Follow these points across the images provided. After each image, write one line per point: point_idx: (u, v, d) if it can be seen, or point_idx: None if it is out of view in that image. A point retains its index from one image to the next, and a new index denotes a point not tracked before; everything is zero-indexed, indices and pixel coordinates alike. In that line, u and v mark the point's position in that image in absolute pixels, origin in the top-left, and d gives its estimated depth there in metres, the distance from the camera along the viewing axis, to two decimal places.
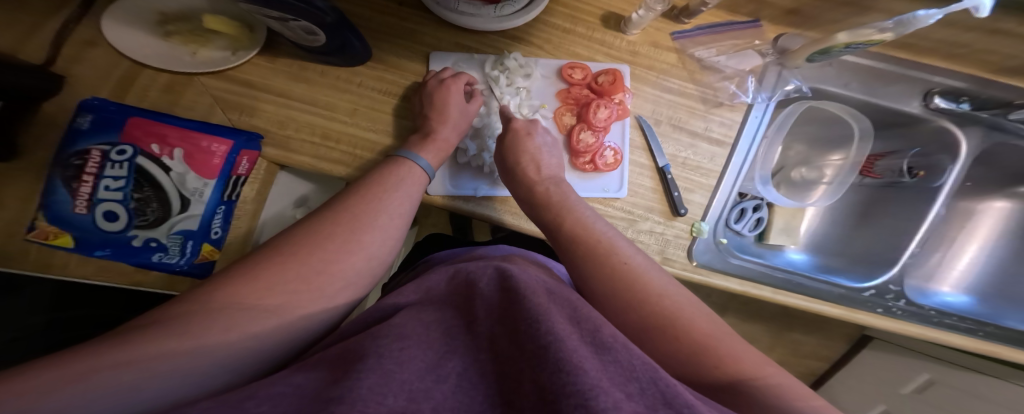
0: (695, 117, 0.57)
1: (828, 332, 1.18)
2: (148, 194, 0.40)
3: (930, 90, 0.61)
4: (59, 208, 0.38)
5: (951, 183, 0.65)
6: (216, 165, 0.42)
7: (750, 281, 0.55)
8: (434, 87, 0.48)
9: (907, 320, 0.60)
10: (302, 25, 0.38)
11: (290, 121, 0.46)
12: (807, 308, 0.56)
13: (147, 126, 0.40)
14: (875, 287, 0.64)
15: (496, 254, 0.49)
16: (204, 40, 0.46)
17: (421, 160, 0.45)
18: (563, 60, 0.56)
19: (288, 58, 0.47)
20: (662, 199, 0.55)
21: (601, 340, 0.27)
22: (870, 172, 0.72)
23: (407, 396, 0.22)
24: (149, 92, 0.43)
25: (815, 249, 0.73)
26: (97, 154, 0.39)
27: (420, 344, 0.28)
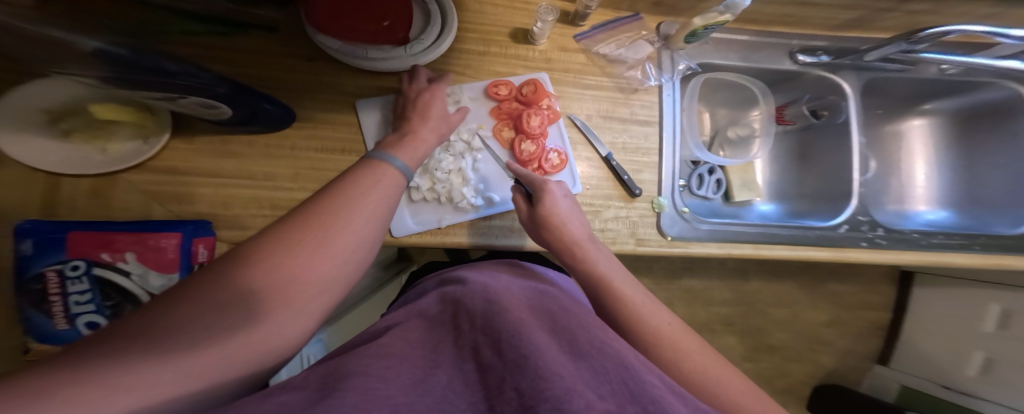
0: (619, 106, 0.61)
1: (866, 277, 1.25)
2: (119, 301, 0.42)
3: (792, 50, 0.66)
4: (43, 328, 0.39)
5: (853, 115, 0.70)
6: (172, 259, 0.42)
7: (728, 242, 0.59)
8: (417, 93, 0.51)
9: (894, 247, 0.63)
10: (194, 100, 0.40)
11: (233, 200, 0.47)
12: (790, 256, 0.59)
13: (91, 237, 0.40)
14: (847, 222, 0.67)
15: (476, 272, 0.53)
16: (106, 135, 0.44)
17: (395, 161, 0.41)
18: (488, 80, 0.58)
19: (206, 134, 0.48)
20: (615, 184, 0.58)
21: (577, 350, 0.33)
22: (784, 121, 0.77)
23: (389, 408, 0.25)
24: (78, 199, 0.43)
25: (781, 196, 0.78)
26: (54, 274, 0.39)
27: (405, 362, 0.32)
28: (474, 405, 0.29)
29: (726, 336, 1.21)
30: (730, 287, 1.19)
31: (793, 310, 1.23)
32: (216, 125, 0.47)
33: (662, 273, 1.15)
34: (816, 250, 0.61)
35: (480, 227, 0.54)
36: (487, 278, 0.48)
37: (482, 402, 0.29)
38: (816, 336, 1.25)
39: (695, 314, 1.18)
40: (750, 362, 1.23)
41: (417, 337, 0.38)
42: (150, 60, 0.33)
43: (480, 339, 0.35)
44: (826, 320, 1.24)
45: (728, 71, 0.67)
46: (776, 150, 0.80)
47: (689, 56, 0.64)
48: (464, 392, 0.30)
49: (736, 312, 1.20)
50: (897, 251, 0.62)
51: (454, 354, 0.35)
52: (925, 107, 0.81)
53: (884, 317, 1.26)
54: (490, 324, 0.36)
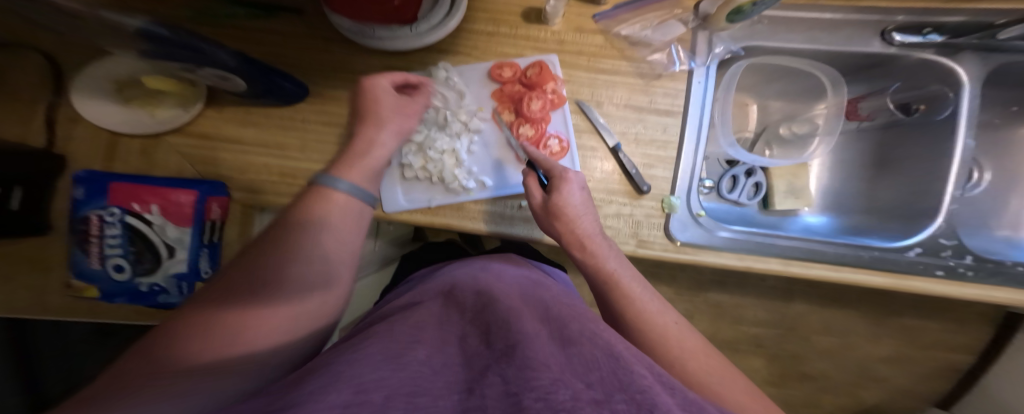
0: (636, 93, 0.56)
1: (955, 313, 1.04)
2: (140, 247, 0.47)
3: (885, 28, 0.55)
4: (81, 266, 0.47)
5: (964, 110, 0.56)
6: (188, 214, 0.48)
7: (750, 255, 0.51)
8: (366, 84, 0.44)
9: (985, 282, 0.50)
10: (212, 71, 0.44)
11: (249, 166, 0.52)
12: (828, 277, 0.51)
13: (130, 189, 0.46)
14: (921, 245, 0.55)
15: (471, 270, 0.52)
16: (156, 102, 0.50)
17: (340, 183, 0.38)
18: (491, 61, 0.56)
19: (233, 106, 0.53)
20: (622, 179, 0.53)
21: (569, 343, 0.34)
22: (857, 115, 0.67)
23: (355, 389, 0.25)
24: (131, 157, 0.50)
25: (837, 208, 0.67)
26: (96, 217, 0.46)
27: (392, 345, 0.33)
28: (451, 388, 0.29)
29: (752, 359, 1.10)
30: (766, 306, 1.06)
31: (843, 340, 1.07)
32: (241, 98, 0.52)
33: (686, 283, 1.05)
34: (866, 275, 0.51)
35: (471, 211, 0.52)
36: (484, 276, 0.49)
37: (460, 386, 0.30)
38: (865, 371, 1.09)
39: (720, 331, 1.08)
40: (775, 388, 1.11)
41: (404, 319, 0.39)
42: (185, 38, 0.37)
43: (466, 334, 0.37)
44: (883, 355, 1.07)
45: (789, 54, 0.58)
46: (840, 154, 0.70)
47: (731, 38, 0.57)
48: (442, 373, 0.31)
49: (771, 334, 1.08)
50: (983, 288, 0.50)
51: (438, 337, 0.36)
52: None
53: (964, 360, 1.05)
54: (479, 322, 0.38)
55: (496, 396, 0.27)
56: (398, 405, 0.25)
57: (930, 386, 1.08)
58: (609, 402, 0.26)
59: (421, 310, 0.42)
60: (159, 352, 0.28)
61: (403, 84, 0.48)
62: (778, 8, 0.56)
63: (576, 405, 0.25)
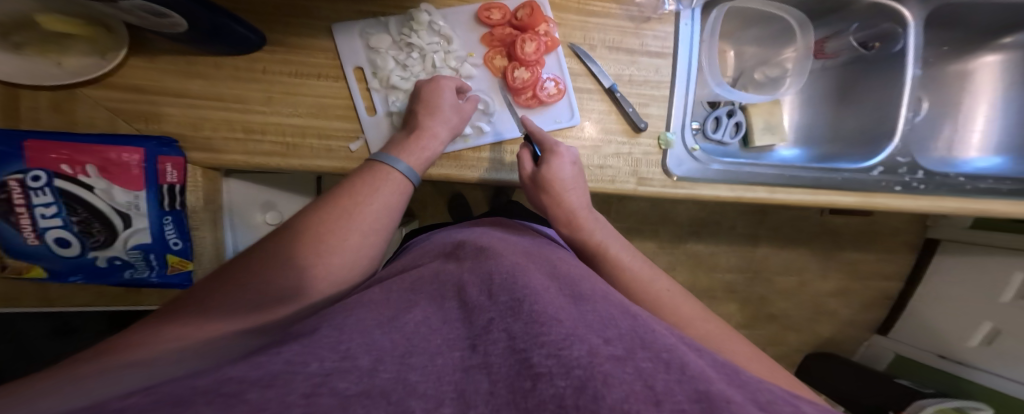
0: (628, 36, 0.55)
1: (888, 244, 1.19)
2: (84, 215, 0.41)
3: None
4: (17, 241, 0.42)
5: (912, 44, 0.62)
6: (136, 175, 0.41)
7: (740, 184, 0.53)
8: (424, 83, 0.47)
9: (930, 193, 0.57)
10: (137, 6, 0.31)
11: (202, 121, 0.43)
12: (809, 201, 0.55)
13: (50, 147, 0.38)
14: (883, 164, 0.61)
15: (465, 231, 0.49)
16: (61, 47, 0.39)
17: (399, 163, 0.42)
18: (477, 3, 0.52)
19: (169, 55, 0.42)
20: (619, 118, 0.53)
21: (579, 296, 0.31)
22: (824, 54, 0.72)
23: (340, 354, 0.21)
24: (38, 115, 0.39)
25: (809, 140, 0.73)
26: (16, 184, 0.38)
27: (379, 309, 0.28)
28: (451, 344, 0.25)
29: (727, 304, 1.19)
30: (737, 252, 1.15)
31: (800, 277, 1.19)
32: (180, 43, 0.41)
33: (668, 235, 1.12)
34: (842, 196, 0.56)
35: (469, 159, 0.50)
36: (475, 236, 0.45)
37: (464, 340, 0.26)
38: (821, 306, 1.22)
39: (698, 280, 1.15)
40: (747, 330, 1.21)
41: (396, 281, 0.35)
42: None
43: (466, 283, 0.33)
44: (834, 289, 1.21)
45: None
46: (812, 89, 0.75)
47: None
48: (443, 329, 0.27)
49: (741, 279, 1.17)
50: (932, 197, 0.57)
51: (434, 295, 0.32)
52: (1004, 41, 0.74)
53: (895, 286, 1.22)
54: (480, 272, 0.34)
55: (502, 354, 0.24)
56: (389, 368, 0.21)
57: (873, 314, 1.23)
58: (631, 360, 0.23)
59: (415, 271, 0.37)
60: (164, 323, 0.28)
61: (461, 88, 0.50)
62: None
63: (594, 362, 0.22)
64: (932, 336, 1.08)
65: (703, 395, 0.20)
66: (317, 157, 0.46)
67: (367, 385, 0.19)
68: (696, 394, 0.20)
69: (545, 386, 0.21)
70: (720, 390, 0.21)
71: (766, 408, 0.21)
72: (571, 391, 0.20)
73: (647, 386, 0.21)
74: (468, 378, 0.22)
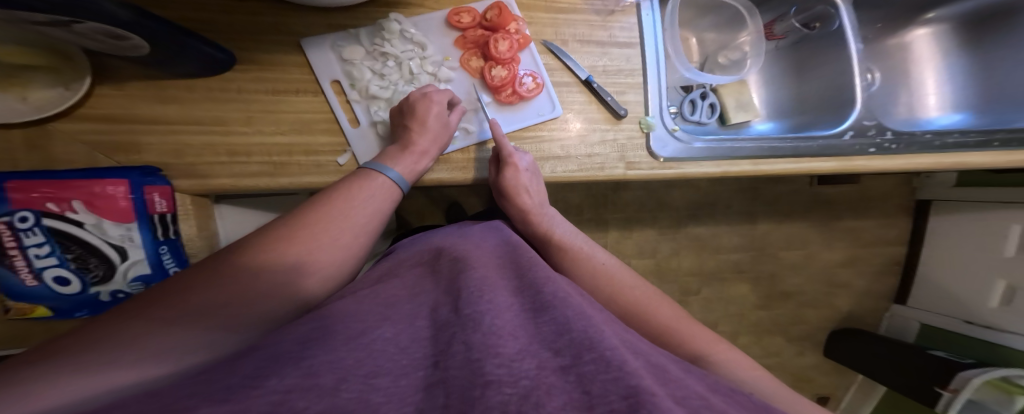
0: (597, 29, 0.57)
1: (882, 211, 1.20)
2: (79, 252, 0.41)
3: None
4: (13, 284, 0.41)
5: (847, 21, 0.66)
6: (125, 208, 0.40)
7: (725, 159, 0.54)
8: (416, 99, 0.47)
9: (903, 151, 0.58)
10: (92, 27, 0.31)
11: (185, 148, 0.43)
12: (794, 168, 0.55)
13: (36, 185, 0.37)
14: (852, 129, 0.63)
15: (447, 229, 0.49)
16: (21, 81, 0.37)
17: (390, 170, 0.44)
18: (446, 9, 0.54)
19: (137, 81, 0.42)
20: (599, 107, 0.54)
21: (541, 299, 0.30)
22: (773, 36, 0.75)
23: (304, 372, 0.20)
24: (13, 153, 0.39)
25: (780, 115, 0.75)
26: (3, 226, 0.37)
27: (346, 319, 0.28)
28: (418, 364, 0.25)
29: (740, 284, 1.18)
30: (737, 232, 1.16)
31: (803, 252, 1.19)
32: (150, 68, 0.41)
33: (667, 223, 1.12)
34: (824, 161, 0.57)
35: (459, 160, 0.52)
36: (455, 235, 0.45)
37: (428, 359, 0.26)
38: (831, 279, 1.21)
39: (702, 264, 1.15)
40: (763, 311, 1.21)
41: (375, 291, 0.34)
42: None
43: (439, 297, 0.32)
44: (838, 261, 1.21)
45: None
46: (771, 68, 0.77)
47: None
48: (410, 347, 0.27)
49: (745, 258, 1.17)
50: (907, 155, 0.58)
51: (409, 308, 0.31)
52: (930, 15, 0.78)
53: (897, 252, 1.22)
54: (451, 282, 0.33)
55: (460, 366, 0.24)
56: (352, 387, 0.21)
57: (884, 284, 1.23)
58: (572, 371, 0.24)
59: (391, 281, 0.36)
60: (140, 318, 0.26)
61: (451, 102, 0.51)
62: None
63: (540, 376, 0.23)
64: (945, 299, 1.08)
65: (633, 391, 0.21)
66: (307, 173, 0.46)
67: (328, 403, 0.19)
68: (627, 390, 0.21)
69: (492, 394, 0.21)
70: (648, 384, 0.22)
71: (684, 405, 0.21)
72: (516, 398, 0.21)
73: (583, 391, 0.22)
74: (427, 397, 0.23)
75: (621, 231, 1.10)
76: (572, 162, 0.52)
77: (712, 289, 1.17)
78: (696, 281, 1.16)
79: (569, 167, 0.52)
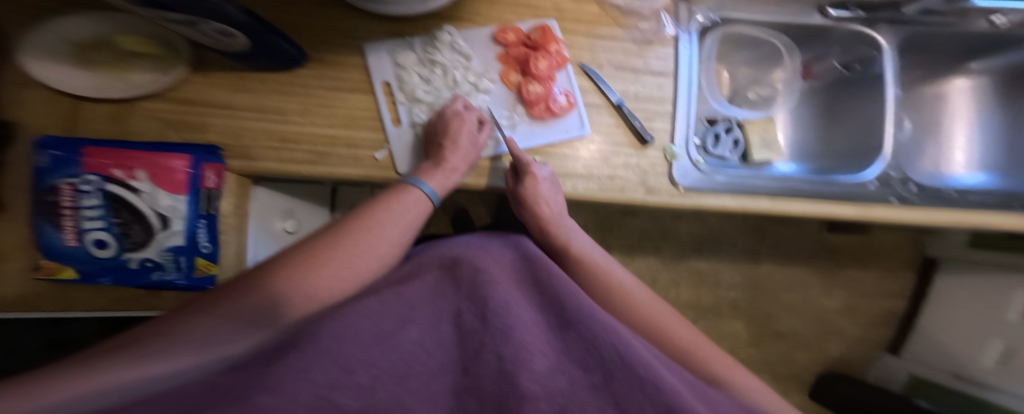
0: (632, 57, 0.59)
1: (887, 262, 1.21)
2: (126, 217, 0.42)
3: (821, 4, 0.66)
4: (54, 244, 0.41)
5: (890, 67, 0.67)
6: (180, 180, 0.42)
7: (744, 195, 0.56)
8: (449, 117, 0.50)
9: (924, 204, 0.59)
10: (218, 28, 0.36)
11: (243, 131, 0.46)
12: (812, 210, 0.57)
13: (112, 153, 0.41)
14: (878, 178, 0.64)
15: (466, 238, 0.52)
16: (127, 65, 0.43)
17: (424, 186, 0.47)
18: (494, 26, 0.57)
19: (222, 70, 0.46)
20: (626, 132, 0.57)
21: (568, 318, 0.32)
22: (811, 75, 0.78)
23: (342, 369, 0.24)
24: (97, 123, 0.43)
25: (802, 156, 0.77)
26: (70, 187, 0.40)
27: (373, 318, 0.30)
28: (447, 367, 0.30)
29: (733, 320, 1.19)
30: (740, 269, 1.17)
31: (803, 295, 1.20)
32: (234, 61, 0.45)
33: (670, 253, 1.14)
34: (840, 206, 0.58)
35: (483, 168, 0.54)
36: (477, 244, 0.47)
37: (456, 364, 0.30)
38: (828, 324, 1.22)
39: (701, 297, 1.16)
40: (755, 348, 1.20)
41: (400, 292, 0.36)
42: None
43: (463, 303, 0.34)
44: (838, 307, 1.21)
45: (755, 25, 0.67)
46: (805, 107, 0.80)
47: (710, 8, 0.65)
48: (436, 352, 0.30)
49: (744, 295, 1.18)
50: (929, 208, 0.59)
51: (432, 311, 0.34)
52: (970, 67, 0.79)
53: (897, 305, 1.22)
54: (475, 290, 0.35)
55: None
56: None
57: (881, 333, 1.22)
58: None
59: (414, 282, 0.39)
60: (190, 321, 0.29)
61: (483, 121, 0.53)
62: None
63: None
64: (943, 355, 1.06)
65: None
66: (344, 165, 0.49)
67: None
68: None
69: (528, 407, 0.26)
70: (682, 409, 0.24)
71: None
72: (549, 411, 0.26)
73: None
74: None
75: (623, 257, 1.12)
76: (594, 181, 0.54)
77: (707, 322, 1.17)
78: (692, 313, 1.16)
79: (589, 185, 0.54)
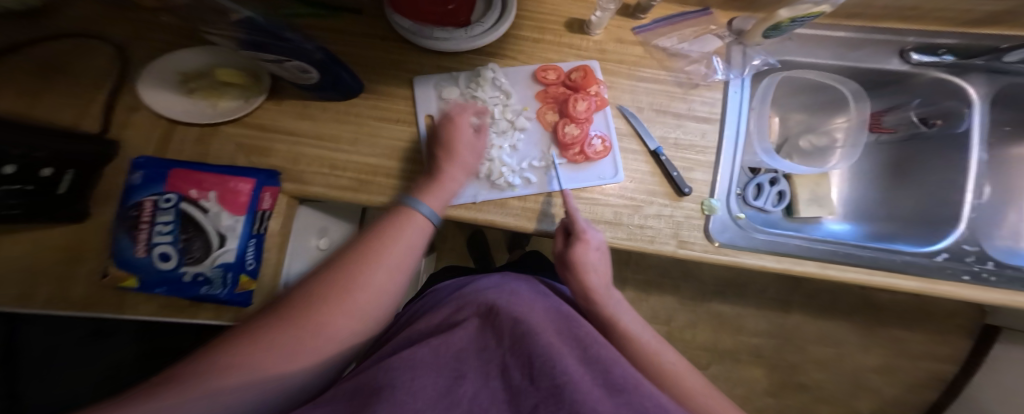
0: (676, 100, 0.58)
1: (940, 326, 1.09)
2: (191, 234, 0.45)
3: (903, 48, 0.61)
4: (125, 255, 0.45)
5: (977, 124, 0.62)
6: (242, 202, 0.46)
7: (786, 256, 0.53)
8: (441, 122, 0.51)
9: (1002, 287, 0.53)
10: (296, 65, 0.41)
11: (301, 157, 0.51)
12: (863, 280, 0.53)
13: (186, 175, 0.46)
14: (947, 251, 0.59)
15: (492, 282, 0.50)
16: (219, 93, 0.51)
17: (422, 206, 0.45)
18: (536, 65, 0.59)
19: (291, 99, 0.52)
20: (662, 181, 0.56)
21: (614, 382, 0.33)
22: (881, 127, 0.72)
23: None
24: (184, 146, 0.49)
25: (860, 216, 0.72)
26: (150, 203, 0.45)
27: (430, 373, 0.33)
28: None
29: (751, 368, 1.11)
30: (767, 316, 1.10)
31: (835, 350, 1.10)
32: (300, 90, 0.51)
33: (691, 293, 1.10)
34: (900, 279, 0.53)
35: (515, 208, 0.54)
36: (511, 287, 0.48)
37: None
38: (869, 388, 1.10)
39: (720, 341, 1.10)
40: (772, 398, 1.11)
41: (444, 338, 0.38)
42: (274, 27, 0.34)
43: (508, 358, 0.35)
44: (877, 365, 1.09)
45: (813, 68, 0.64)
46: (862, 165, 0.74)
47: (766, 51, 0.62)
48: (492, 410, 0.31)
49: (769, 343, 1.10)
50: (1009, 292, 0.53)
51: (479, 363, 0.36)
52: None
53: (950, 372, 1.09)
54: (517, 341, 0.36)
55: None
56: None
57: (925, 399, 1.10)
58: None
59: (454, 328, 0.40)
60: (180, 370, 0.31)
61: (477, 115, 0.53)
62: (807, 27, 0.62)
63: None
64: None
65: None
66: (382, 193, 0.51)
67: None
68: None
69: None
70: None
71: None
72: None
73: None
74: None
75: (640, 291, 1.10)
76: (623, 229, 0.54)
77: (721, 366, 1.11)
78: (708, 356, 1.10)
79: (618, 234, 0.53)
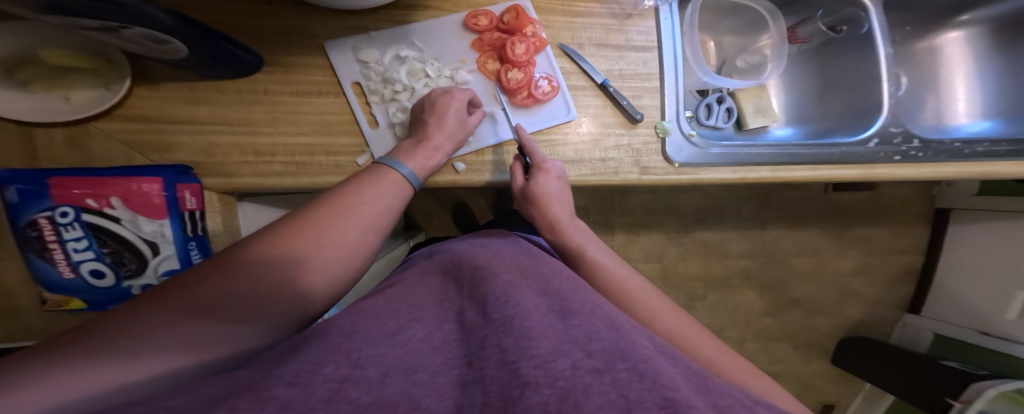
0: (613, 33, 0.56)
1: (893, 219, 1.17)
2: (115, 247, 0.44)
3: None
4: (51, 277, 0.44)
5: (876, 25, 0.65)
6: (159, 204, 0.43)
7: (742, 166, 0.54)
8: (439, 95, 0.48)
9: (927, 160, 0.57)
10: (142, 33, 0.33)
11: (214, 147, 0.45)
12: (812, 176, 0.55)
13: (76, 183, 0.41)
14: (878, 136, 0.62)
15: (467, 241, 0.48)
16: (68, 82, 0.41)
17: (402, 167, 0.43)
18: (463, 12, 0.54)
19: (173, 81, 0.44)
20: (615, 111, 0.54)
21: (568, 308, 0.32)
22: (797, 39, 0.74)
23: (352, 363, 0.23)
24: (57, 152, 0.42)
25: (800, 120, 0.75)
26: (46, 221, 0.41)
27: (378, 318, 0.30)
28: (450, 363, 0.27)
29: (745, 291, 1.18)
30: (747, 238, 1.15)
31: (815, 259, 1.18)
32: (182, 70, 0.43)
33: (675, 227, 1.12)
34: (844, 169, 0.56)
35: (472, 162, 0.52)
36: (482, 242, 0.47)
37: (460, 359, 0.27)
38: (844, 287, 1.20)
39: (711, 268, 1.15)
40: (771, 317, 1.20)
41: (404, 292, 0.36)
42: None
43: (464, 303, 0.34)
44: (852, 268, 1.19)
45: None
46: (794, 73, 0.77)
47: None
48: (442, 347, 0.28)
49: (755, 264, 1.17)
50: (935, 163, 0.58)
51: (436, 311, 0.33)
52: (963, 18, 0.76)
53: (913, 260, 1.19)
54: (476, 289, 0.35)
55: (495, 367, 0.25)
56: (396, 381, 0.23)
57: (899, 292, 1.21)
58: (609, 371, 0.24)
59: (419, 284, 0.38)
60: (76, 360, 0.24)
61: (472, 100, 0.52)
62: None
63: (575, 375, 0.23)
64: (961, 311, 1.05)
65: (669, 401, 0.21)
66: (328, 173, 0.48)
67: (377, 395, 0.21)
68: (663, 400, 0.21)
69: (531, 394, 0.22)
70: (685, 397, 0.22)
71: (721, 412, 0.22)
72: (554, 399, 0.21)
73: (621, 394, 0.22)
74: (465, 395, 0.23)
75: (628, 234, 1.11)
76: (585, 165, 0.53)
77: (719, 295, 1.17)
78: (703, 286, 1.16)
79: (582, 171, 0.53)
